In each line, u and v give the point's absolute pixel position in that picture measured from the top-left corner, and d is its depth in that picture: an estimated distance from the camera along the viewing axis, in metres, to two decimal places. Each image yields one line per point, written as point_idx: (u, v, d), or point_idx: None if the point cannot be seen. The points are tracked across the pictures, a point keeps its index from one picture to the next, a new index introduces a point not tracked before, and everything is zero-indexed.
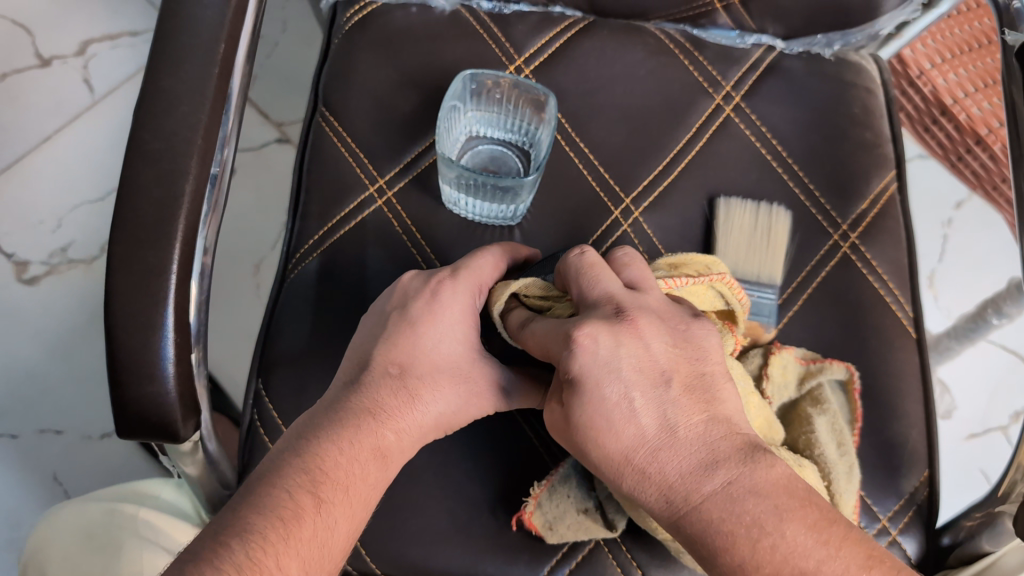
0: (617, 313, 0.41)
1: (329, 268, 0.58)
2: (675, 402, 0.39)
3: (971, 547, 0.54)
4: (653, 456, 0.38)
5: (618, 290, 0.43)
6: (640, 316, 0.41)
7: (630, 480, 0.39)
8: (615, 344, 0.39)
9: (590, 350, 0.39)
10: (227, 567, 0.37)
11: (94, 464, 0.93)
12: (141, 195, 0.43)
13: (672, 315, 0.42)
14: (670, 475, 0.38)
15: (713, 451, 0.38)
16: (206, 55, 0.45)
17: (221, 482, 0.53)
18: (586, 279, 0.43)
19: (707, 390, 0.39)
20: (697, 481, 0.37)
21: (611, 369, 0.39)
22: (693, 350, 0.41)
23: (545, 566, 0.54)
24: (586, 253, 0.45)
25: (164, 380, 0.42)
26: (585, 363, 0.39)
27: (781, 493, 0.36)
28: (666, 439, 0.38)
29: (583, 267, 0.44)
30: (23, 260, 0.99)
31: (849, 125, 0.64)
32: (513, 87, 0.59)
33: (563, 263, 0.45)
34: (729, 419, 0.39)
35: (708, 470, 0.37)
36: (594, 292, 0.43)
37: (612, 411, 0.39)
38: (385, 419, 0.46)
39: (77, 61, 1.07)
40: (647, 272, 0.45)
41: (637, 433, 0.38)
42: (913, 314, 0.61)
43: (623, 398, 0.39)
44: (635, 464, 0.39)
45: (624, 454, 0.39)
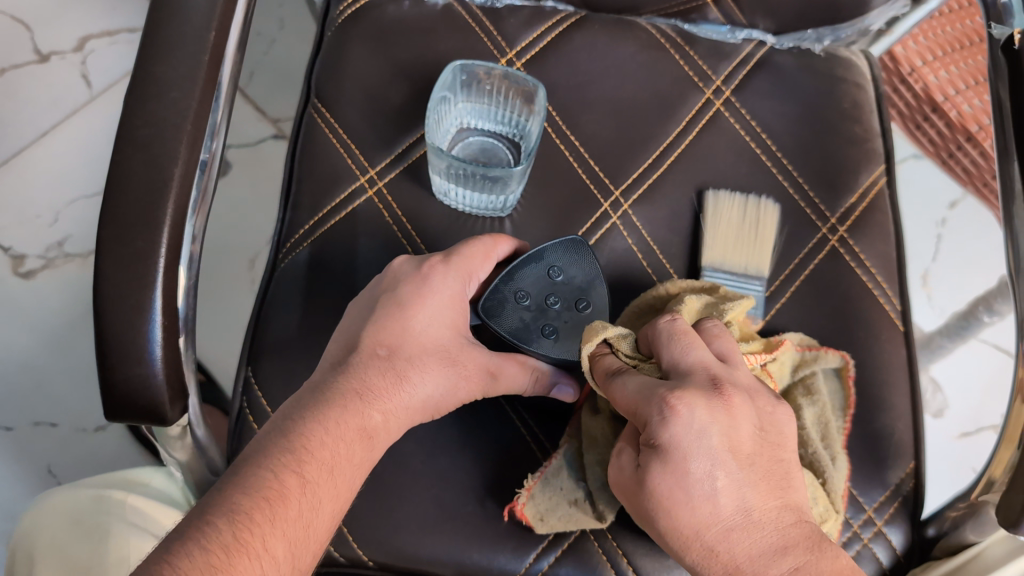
0: (712, 385, 0.43)
1: (320, 257, 0.58)
2: (753, 486, 0.42)
3: (955, 538, 0.54)
4: (724, 535, 0.41)
5: (712, 362, 0.45)
6: (733, 393, 0.43)
7: (695, 554, 0.41)
8: (708, 417, 0.42)
9: (684, 419, 0.41)
10: (213, 548, 0.38)
11: (89, 457, 0.93)
12: (131, 180, 0.43)
13: (761, 396, 0.45)
14: (739, 556, 0.40)
15: (784, 536, 0.41)
16: (198, 42, 0.46)
17: (210, 468, 0.53)
18: (680, 346, 0.45)
19: (783, 477, 0.43)
20: (765, 564, 0.40)
21: (700, 444, 0.41)
22: (775, 433, 0.44)
23: (530, 554, 0.54)
24: (680, 321, 0.47)
25: (151, 363, 0.42)
26: (679, 431, 0.41)
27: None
28: (740, 520, 0.41)
29: (677, 333, 0.46)
30: (20, 253, 0.99)
31: (839, 119, 0.64)
32: (503, 78, 0.60)
33: (654, 325, 0.47)
34: (798, 507, 0.42)
35: (779, 555, 0.40)
36: (686, 359, 0.45)
37: (693, 485, 0.41)
38: (371, 400, 0.47)
39: (75, 57, 1.07)
40: (735, 347, 0.48)
41: (712, 511, 0.41)
42: (901, 307, 0.61)
43: (706, 477, 0.41)
44: (704, 540, 0.41)
45: (695, 528, 0.41)
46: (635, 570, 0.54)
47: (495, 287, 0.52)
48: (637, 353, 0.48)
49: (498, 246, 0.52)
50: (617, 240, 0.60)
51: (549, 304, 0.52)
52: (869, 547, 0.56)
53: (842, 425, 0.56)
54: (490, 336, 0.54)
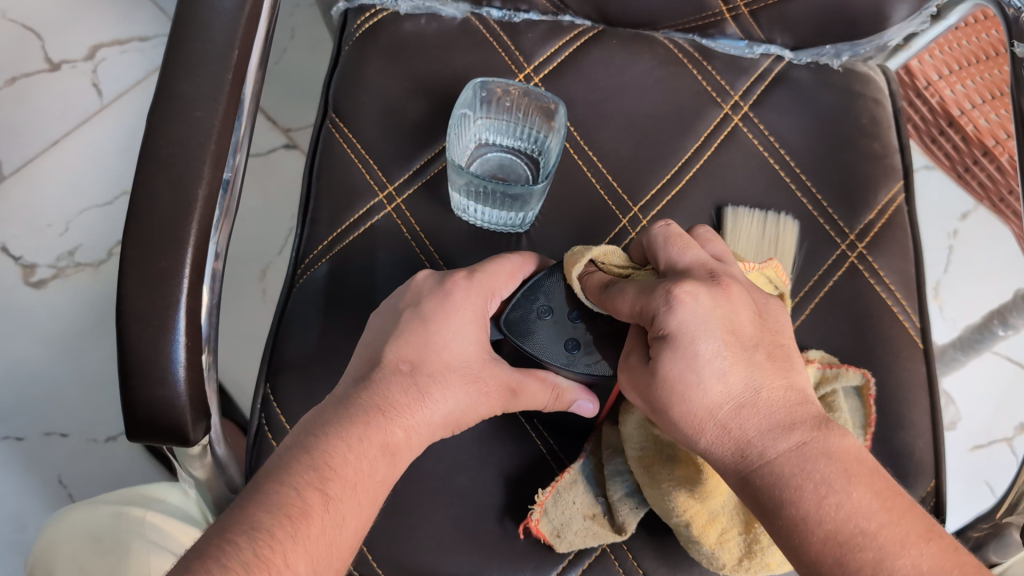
0: (711, 278, 0.44)
1: (338, 273, 0.58)
2: (760, 366, 0.42)
3: (976, 557, 0.54)
4: (735, 414, 0.41)
5: (708, 259, 0.47)
6: (732, 283, 0.44)
7: (707, 435, 0.42)
8: (711, 304, 0.43)
9: (689, 306, 0.42)
10: (234, 566, 0.37)
11: (100, 467, 0.93)
12: (154, 200, 0.43)
13: (756, 291, 0.46)
14: (749, 431, 0.41)
15: (791, 414, 0.41)
16: (220, 61, 0.46)
17: (229, 486, 0.53)
18: (675, 248, 0.47)
19: (788, 360, 0.44)
20: (773, 440, 0.41)
21: (705, 327, 0.42)
22: (776, 324, 0.45)
23: (553, 570, 0.54)
24: (673, 227, 0.49)
25: (175, 384, 0.42)
26: (685, 318, 0.42)
27: (852, 460, 0.40)
28: (749, 398, 0.42)
29: (672, 237, 0.48)
30: (30, 263, 0.99)
31: (857, 135, 0.64)
32: (523, 95, 0.60)
33: (649, 232, 0.49)
34: (804, 390, 0.43)
35: (786, 431, 0.41)
36: (683, 259, 0.47)
37: (703, 366, 0.42)
38: (394, 416, 0.47)
39: (86, 66, 1.07)
40: (728, 250, 0.50)
41: (722, 391, 0.42)
42: (920, 324, 0.61)
43: (714, 356, 0.42)
44: (716, 419, 0.42)
45: (707, 410, 0.42)
46: None
47: (517, 304, 0.52)
48: (626, 267, 0.51)
49: (523, 266, 0.53)
50: None
51: (571, 319, 0.51)
52: None
53: (862, 443, 0.55)
54: (511, 351, 0.55)
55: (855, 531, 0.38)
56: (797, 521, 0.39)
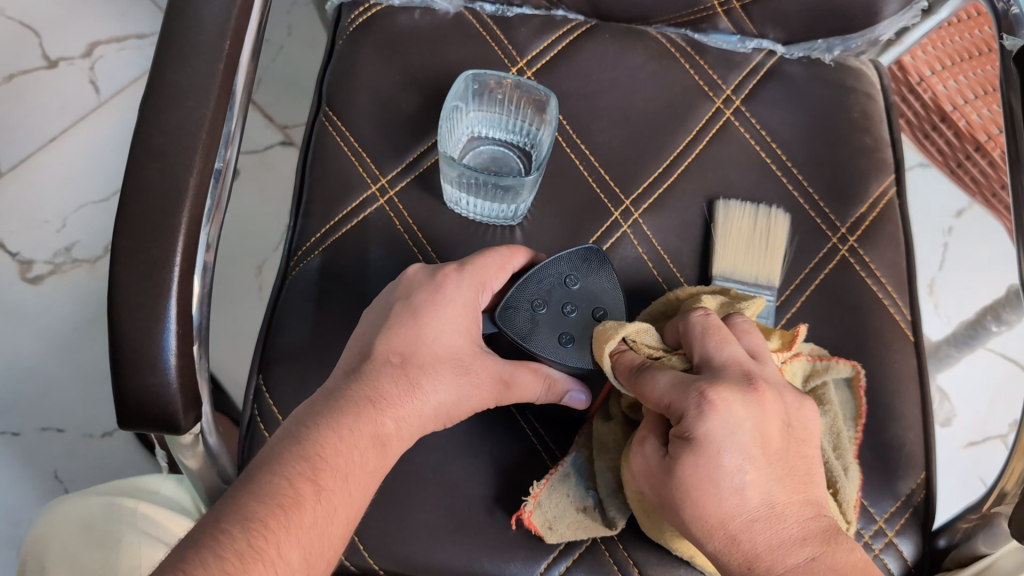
0: (745, 380, 0.44)
1: (330, 266, 0.58)
2: (779, 482, 0.42)
3: (967, 548, 0.54)
4: (748, 526, 0.41)
5: (745, 358, 0.46)
6: (766, 388, 0.44)
7: (717, 541, 0.42)
8: (743, 412, 0.42)
9: (721, 413, 0.42)
10: (227, 556, 0.38)
11: (95, 463, 0.93)
12: (146, 189, 0.43)
13: (789, 393, 0.46)
14: (759, 546, 0.41)
15: (804, 530, 0.42)
16: (212, 52, 0.46)
17: (221, 477, 0.53)
18: (712, 341, 0.46)
19: (807, 476, 0.44)
20: (785, 554, 0.41)
21: (733, 438, 0.42)
22: (801, 431, 0.45)
23: (542, 562, 0.54)
24: (712, 317, 0.48)
25: (165, 371, 0.42)
26: (715, 425, 0.42)
27: (859, 573, 0.39)
28: (764, 513, 0.42)
29: (710, 329, 0.47)
30: (27, 259, 0.99)
31: (849, 129, 0.64)
32: (515, 88, 0.60)
33: (687, 319, 0.48)
34: (818, 504, 0.43)
35: (797, 546, 0.41)
36: (719, 354, 0.46)
37: (723, 477, 0.42)
38: (385, 407, 0.47)
39: (84, 63, 1.07)
40: (764, 343, 0.49)
41: (738, 502, 0.42)
42: (911, 317, 0.61)
43: (736, 469, 0.42)
44: (728, 528, 0.42)
45: (721, 518, 0.42)
46: None
47: (510, 297, 0.52)
48: (658, 346, 0.49)
49: (518, 262, 0.53)
50: (627, 250, 0.60)
51: (565, 313, 0.52)
52: (881, 558, 0.55)
53: (854, 434, 0.55)
54: (506, 344, 0.55)
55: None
56: None
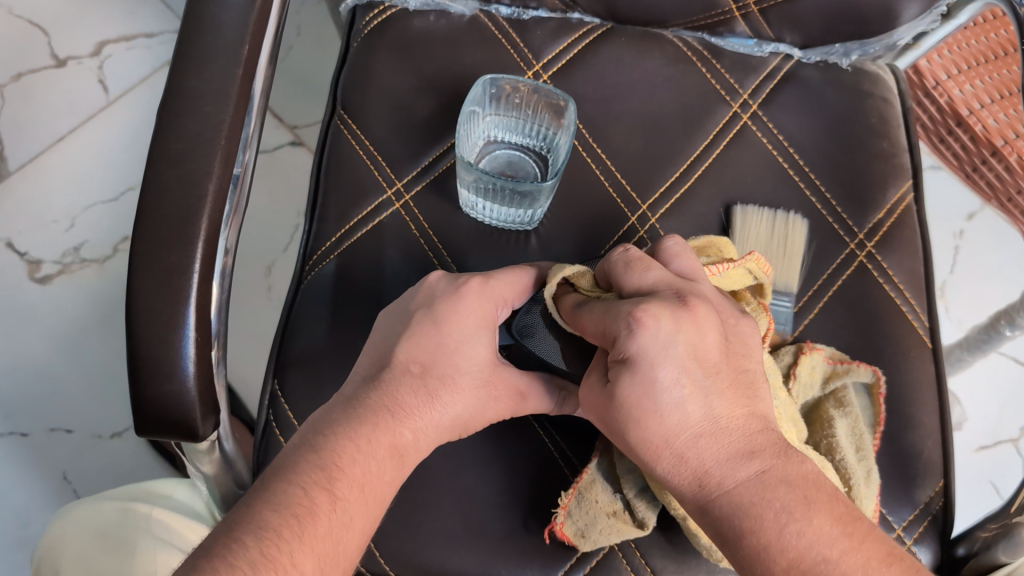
0: (676, 298, 0.42)
1: (345, 270, 0.58)
2: (721, 393, 0.40)
3: (987, 557, 0.53)
4: (693, 442, 0.40)
5: (673, 279, 0.44)
6: (699, 305, 0.42)
7: (665, 463, 0.40)
8: (674, 327, 0.40)
9: (651, 330, 0.40)
10: (241, 564, 0.37)
11: (104, 463, 0.93)
12: (164, 195, 0.43)
13: (726, 310, 0.44)
14: (707, 461, 0.39)
15: (751, 442, 0.39)
16: (230, 56, 0.45)
17: (236, 483, 0.53)
18: (638, 269, 0.45)
19: (751, 386, 0.41)
20: (731, 469, 0.39)
21: (667, 353, 0.40)
22: (741, 344, 0.43)
23: (559, 569, 0.53)
24: (632, 252, 0.46)
25: (184, 379, 0.42)
26: (646, 342, 0.40)
27: (811, 487, 0.38)
28: (708, 428, 0.40)
29: (633, 260, 0.46)
30: (36, 259, 0.99)
31: (867, 134, 0.63)
32: (532, 93, 0.60)
33: (609, 257, 0.47)
34: (766, 416, 0.41)
35: (744, 459, 0.39)
36: (646, 280, 0.44)
37: (661, 394, 0.40)
38: (403, 418, 0.47)
39: (92, 62, 1.07)
40: (697, 264, 0.46)
41: (681, 419, 0.40)
42: (929, 324, 0.61)
43: (673, 385, 0.40)
44: (674, 447, 0.40)
45: (665, 437, 0.40)
46: None
47: (527, 309, 0.52)
48: (596, 287, 0.49)
49: (538, 281, 0.53)
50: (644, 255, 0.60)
51: None
52: None
53: (872, 441, 0.55)
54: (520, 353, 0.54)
55: (819, 560, 0.36)
56: (757, 551, 0.37)
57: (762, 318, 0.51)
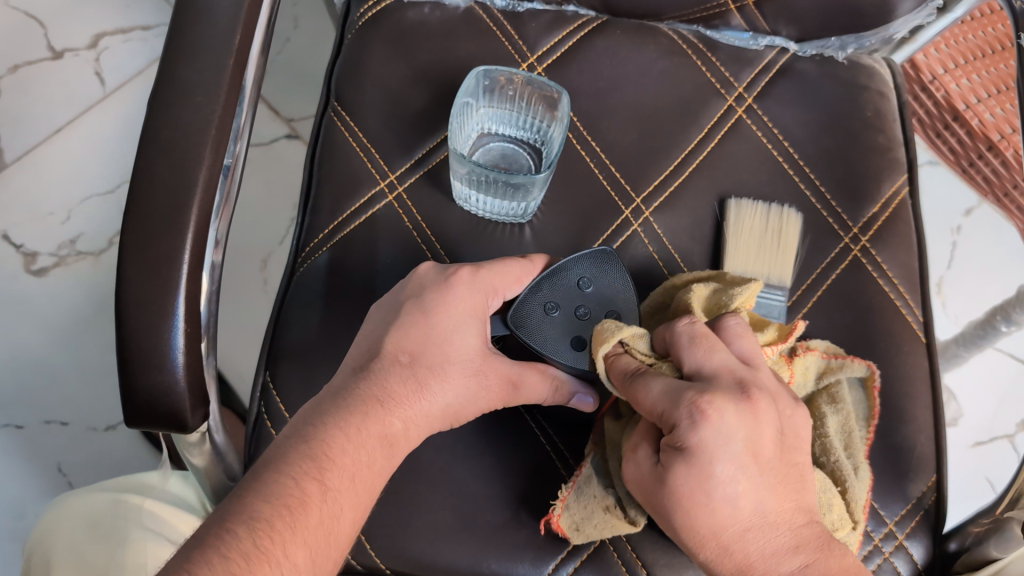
0: (740, 389, 0.43)
1: (339, 262, 0.58)
2: (772, 489, 0.42)
3: (977, 553, 0.53)
4: (740, 537, 0.42)
5: (736, 365, 0.45)
6: (760, 397, 0.43)
7: (709, 552, 0.43)
8: (736, 422, 0.42)
9: (714, 423, 0.41)
10: (234, 556, 0.37)
11: (99, 456, 0.93)
12: (155, 185, 0.43)
13: (782, 398, 0.45)
14: (752, 554, 0.42)
15: (795, 536, 0.42)
16: (221, 46, 0.45)
17: (227, 474, 0.53)
18: (702, 350, 0.45)
19: (799, 479, 0.44)
20: (776, 561, 0.42)
21: (726, 448, 0.41)
22: (793, 437, 0.45)
23: (549, 564, 0.53)
24: (699, 325, 0.47)
25: (174, 370, 0.42)
26: (707, 437, 0.41)
27: None
28: (756, 523, 0.42)
29: (698, 337, 0.46)
30: (32, 251, 0.99)
31: (862, 128, 0.63)
32: (526, 84, 0.60)
33: (673, 328, 0.47)
34: (810, 509, 0.44)
35: (789, 553, 0.42)
36: (709, 362, 0.45)
37: (716, 490, 0.42)
38: (392, 407, 0.47)
39: (89, 54, 1.07)
40: (756, 348, 0.47)
41: (731, 513, 0.42)
42: (923, 319, 0.60)
43: (729, 481, 0.42)
44: (720, 539, 0.42)
45: (713, 530, 0.42)
46: None
47: (523, 301, 0.52)
48: (652, 353, 0.48)
49: (530, 271, 0.52)
50: (638, 248, 0.60)
51: (577, 315, 0.52)
52: (890, 560, 0.55)
53: (866, 434, 0.55)
54: (515, 345, 0.55)
55: None
56: None
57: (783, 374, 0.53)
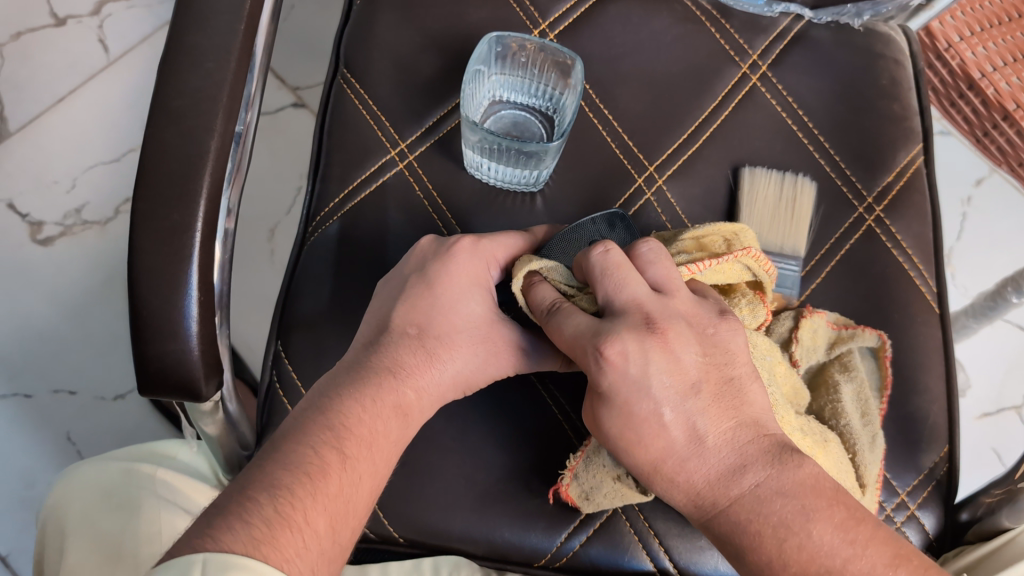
0: (646, 323, 0.41)
1: (349, 230, 0.58)
2: (705, 413, 0.41)
3: (990, 523, 0.53)
4: (681, 467, 0.41)
5: (647, 297, 0.43)
6: (669, 327, 0.42)
7: (659, 485, 0.42)
8: (642, 360, 0.40)
9: (620, 367, 0.41)
10: (256, 521, 0.37)
11: (108, 425, 0.93)
12: (166, 153, 0.42)
13: (701, 319, 0.43)
14: (697, 482, 0.41)
15: (742, 455, 0.40)
16: (232, 11, 0.45)
17: (240, 442, 0.53)
18: (612, 281, 0.43)
19: (736, 395, 0.42)
20: (725, 485, 0.40)
21: (641, 387, 0.41)
22: (722, 353, 0.43)
23: (562, 532, 0.53)
24: (611, 252, 0.43)
25: (187, 339, 0.41)
26: (617, 380, 0.41)
27: (809, 494, 0.39)
28: (693, 449, 0.41)
29: (611, 267, 0.43)
30: (37, 220, 0.98)
31: (877, 97, 0.63)
32: (539, 51, 0.59)
33: (587, 257, 0.44)
34: (757, 423, 0.42)
35: (739, 473, 0.40)
36: (619, 297, 0.43)
37: (641, 424, 0.41)
38: (405, 377, 0.47)
39: (92, 21, 1.06)
40: (672, 272, 0.45)
41: (666, 445, 0.41)
42: (937, 289, 0.60)
43: (652, 415, 0.41)
44: (663, 472, 0.41)
45: (653, 462, 0.41)
46: (666, 550, 0.54)
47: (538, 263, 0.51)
48: (572, 283, 0.48)
49: (531, 243, 0.52)
50: (651, 217, 0.60)
51: None
52: (901, 531, 0.55)
53: (880, 404, 0.55)
54: None
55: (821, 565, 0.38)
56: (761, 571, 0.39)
57: (756, 312, 0.50)
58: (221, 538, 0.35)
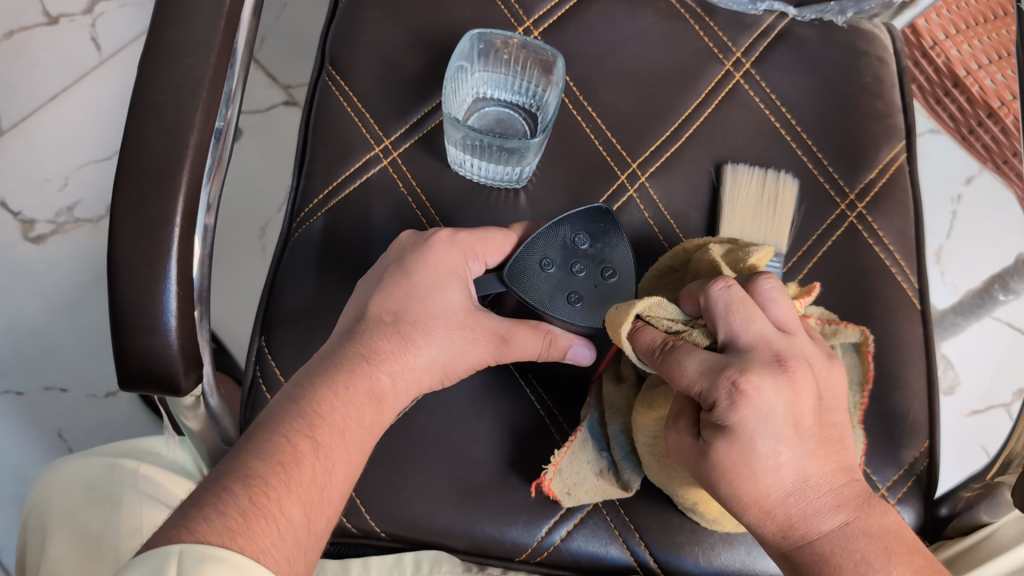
0: (777, 360, 0.42)
1: (334, 227, 0.58)
2: (813, 453, 0.42)
3: (969, 517, 0.54)
4: (782, 501, 0.41)
5: (772, 333, 0.43)
6: (797, 365, 0.42)
7: (751, 516, 0.42)
8: (775, 396, 0.41)
9: (753, 401, 0.40)
10: (231, 512, 0.37)
11: (99, 421, 0.94)
12: (145, 148, 0.42)
13: (818, 361, 0.44)
14: (794, 516, 0.41)
15: (837, 495, 0.42)
16: (212, 8, 0.45)
17: (223, 436, 0.53)
18: (739, 318, 0.43)
19: (839, 441, 0.44)
20: (818, 520, 0.41)
21: (767, 422, 0.41)
22: (830, 400, 0.44)
23: (543, 526, 0.54)
24: (735, 289, 0.44)
25: (166, 333, 0.42)
26: (747, 414, 0.40)
27: (891, 539, 0.41)
28: (798, 486, 0.41)
29: (735, 303, 0.43)
30: (29, 218, 0.99)
31: (859, 94, 0.63)
32: (522, 48, 0.59)
33: (708, 292, 0.44)
34: (851, 469, 0.43)
35: (833, 511, 0.42)
36: (747, 333, 0.43)
37: (758, 460, 0.41)
38: (379, 364, 0.48)
39: (85, 19, 1.06)
40: (789, 311, 0.45)
41: (774, 481, 0.41)
42: (919, 286, 0.60)
43: (772, 451, 0.41)
44: (762, 505, 0.41)
45: (755, 497, 0.41)
46: (646, 545, 0.54)
47: (522, 254, 0.52)
48: (674, 319, 0.46)
49: (511, 240, 0.53)
50: (634, 215, 0.60)
51: (575, 273, 0.52)
52: None
53: (859, 400, 0.55)
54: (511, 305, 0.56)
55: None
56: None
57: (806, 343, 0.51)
58: (195, 529, 0.35)
